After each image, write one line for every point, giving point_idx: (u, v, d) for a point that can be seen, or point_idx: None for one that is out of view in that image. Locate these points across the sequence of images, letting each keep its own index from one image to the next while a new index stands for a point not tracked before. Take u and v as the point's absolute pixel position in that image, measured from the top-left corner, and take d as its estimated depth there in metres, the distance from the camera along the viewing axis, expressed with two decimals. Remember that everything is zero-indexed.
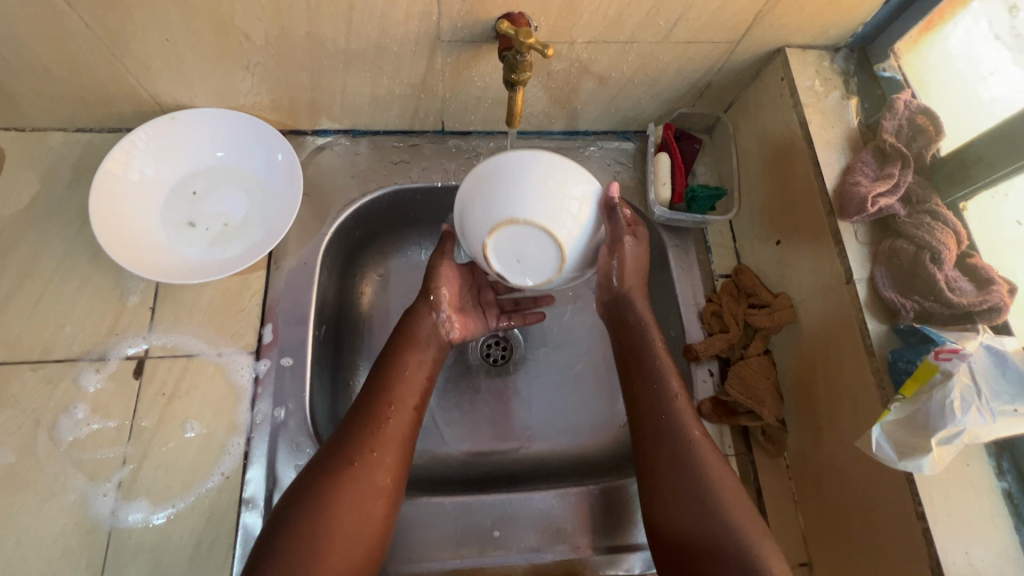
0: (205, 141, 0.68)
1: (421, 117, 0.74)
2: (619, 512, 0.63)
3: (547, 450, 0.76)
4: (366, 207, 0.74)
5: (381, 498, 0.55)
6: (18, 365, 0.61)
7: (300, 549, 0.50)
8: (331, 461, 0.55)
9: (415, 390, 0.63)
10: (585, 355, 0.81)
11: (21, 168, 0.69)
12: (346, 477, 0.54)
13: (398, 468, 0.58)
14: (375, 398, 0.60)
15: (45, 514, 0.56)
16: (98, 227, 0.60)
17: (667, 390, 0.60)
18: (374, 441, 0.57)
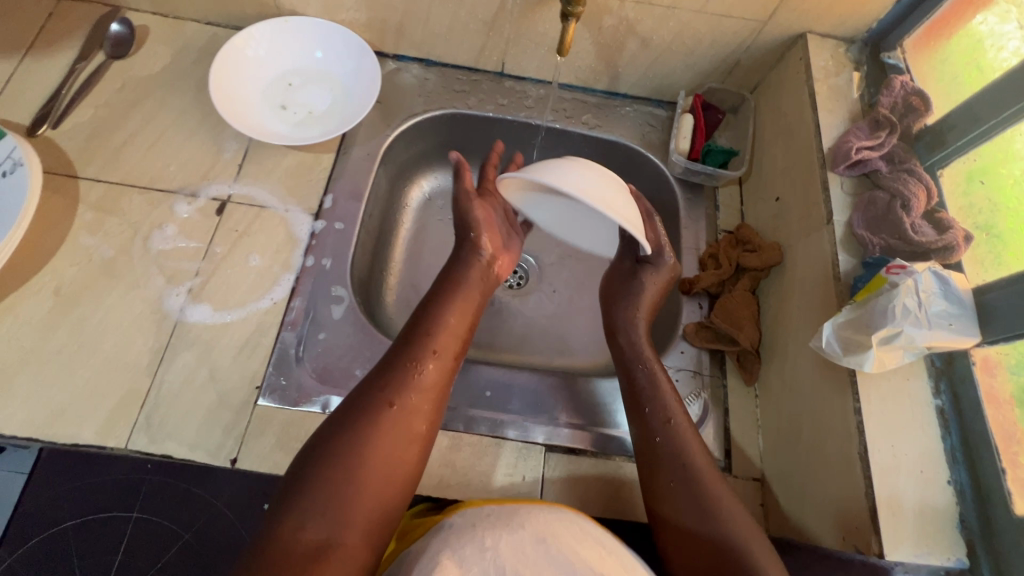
0: (305, 43, 0.83)
1: (487, 55, 0.87)
2: (599, 406, 0.72)
3: (543, 361, 0.85)
4: (425, 122, 0.87)
5: (414, 448, 0.56)
6: (129, 187, 0.74)
7: (332, 483, 0.51)
8: (372, 402, 0.56)
9: (456, 339, 0.64)
10: (591, 291, 0.91)
11: (159, 44, 0.84)
12: (385, 421, 0.55)
13: (433, 415, 0.59)
14: (419, 343, 0.62)
15: (129, 301, 0.68)
16: (214, 87, 0.76)
17: (665, 406, 0.64)
18: (412, 386, 0.58)
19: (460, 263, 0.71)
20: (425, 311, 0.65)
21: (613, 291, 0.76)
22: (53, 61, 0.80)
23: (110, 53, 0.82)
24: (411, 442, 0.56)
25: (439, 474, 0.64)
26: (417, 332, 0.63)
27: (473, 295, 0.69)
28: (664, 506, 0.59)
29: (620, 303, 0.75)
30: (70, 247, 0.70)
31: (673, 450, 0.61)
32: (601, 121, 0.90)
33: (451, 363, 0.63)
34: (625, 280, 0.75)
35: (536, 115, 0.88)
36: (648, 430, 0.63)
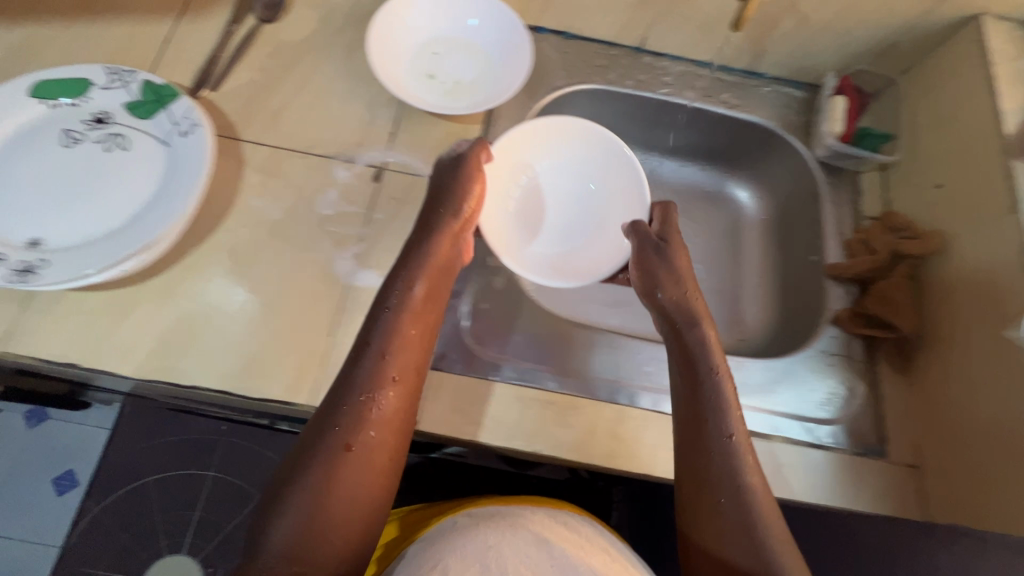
0: (455, 15, 0.83)
1: (631, 28, 0.85)
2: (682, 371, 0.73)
3: None
4: (566, 97, 0.86)
5: (382, 480, 0.55)
6: (291, 151, 0.75)
7: (306, 525, 0.50)
8: (328, 449, 0.54)
9: (417, 354, 0.61)
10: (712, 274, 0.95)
11: (306, 9, 0.84)
12: (351, 462, 0.54)
13: (400, 443, 0.57)
14: (379, 370, 0.58)
15: (300, 263, 0.69)
16: (372, 52, 0.77)
17: (722, 421, 0.59)
18: (368, 419, 0.56)
19: (425, 245, 0.66)
20: (375, 330, 0.61)
21: (656, 269, 0.72)
22: (207, 23, 0.81)
23: (262, 17, 0.82)
24: (377, 476, 0.55)
25: (609, 446, 0.64)
26: (382, 357, 0.59)
27: (431, 294, 0.65)
28: (692, 527, 0.56)
29: (660, 288, 0.72)
30: (242, 209, 0.71)
31: (725, 462, 0.57)
32: (741, 101, 0.88)
33: (415, 378, 0.60)
34: (660, 257, 0.73)
35: (675, 93, 0.87)
36: (704, 439, 0.59)
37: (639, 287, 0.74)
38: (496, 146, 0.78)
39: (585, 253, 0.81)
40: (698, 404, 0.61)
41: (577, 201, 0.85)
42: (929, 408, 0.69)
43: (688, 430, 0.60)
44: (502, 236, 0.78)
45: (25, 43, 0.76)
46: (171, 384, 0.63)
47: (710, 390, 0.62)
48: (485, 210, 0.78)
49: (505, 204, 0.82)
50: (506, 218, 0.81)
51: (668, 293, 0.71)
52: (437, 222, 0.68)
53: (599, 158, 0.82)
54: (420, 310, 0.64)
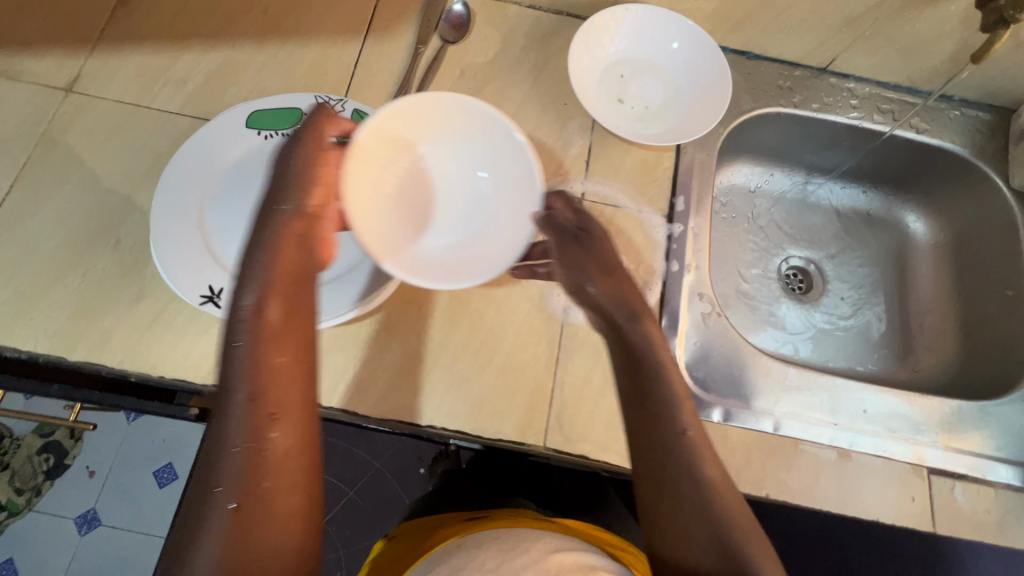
0: (641, 35, 0.80)
1: (823, 50, 0.82)
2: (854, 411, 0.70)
3: (842, 365, 0.89)
4: (749, 120, 0.84)
5: (298, 531, 0.45)
6: None
7: None
8: (193, 505, 0.43)
9: (296, 384, 0.48)
10: (877, 297, 0.93)
11: (488, 28, 0.82)
12: (229, 531, 0.42)
13: (305, 483, 0.46)
14: (248, 412, 0.45)
15: (514, 298, 0.69)
16: (571, 79, 0.75)
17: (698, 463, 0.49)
18: (257, 471, 0.44)
19: (260, 254, 0.52)
20: (237, 364, 0.47)
21: (585, 258, 0.62)
22: (393, 46, 0.80)
23: (445, 37, 0.80)
24: (283, 526, 0.44)
25: (835, 490, 0.65)
26: (240, 397, 0.46)
27: (294, 310, 0.51)
28: (654, 538, 0.49)
29: (586, 280, 0.61)
30: None
31: (681, 459, 0.50)
32: (930, 125, 0.85)
33: (305, 410, 0.48)
34: (579, 247, 0.62)
35: (862, 116, 0.85)
36: (652, 438, 0.51)
37: (566, 282, 0.63)
38: (363, 131, 0.59)
39: (481, 242, 0.64)
40: (643, 402, 0.53)
41: (461, 201, 0.68)
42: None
43: (642, 431, 0.52)
44: (408, 258, 0.61)
45: (220, 69, 0.76)
46: (407, 423, 0.63)
47: (653, 381, 0.54)
48: (359, 206, 0.58)
49: (387, 207, 0.63)
50: (386, 220, 0.62)
51: (599, 286, 0.61)
52: (269, 211, 0.55)
53: (472, 151, 0.66)
54: (284, 331, 0.49)
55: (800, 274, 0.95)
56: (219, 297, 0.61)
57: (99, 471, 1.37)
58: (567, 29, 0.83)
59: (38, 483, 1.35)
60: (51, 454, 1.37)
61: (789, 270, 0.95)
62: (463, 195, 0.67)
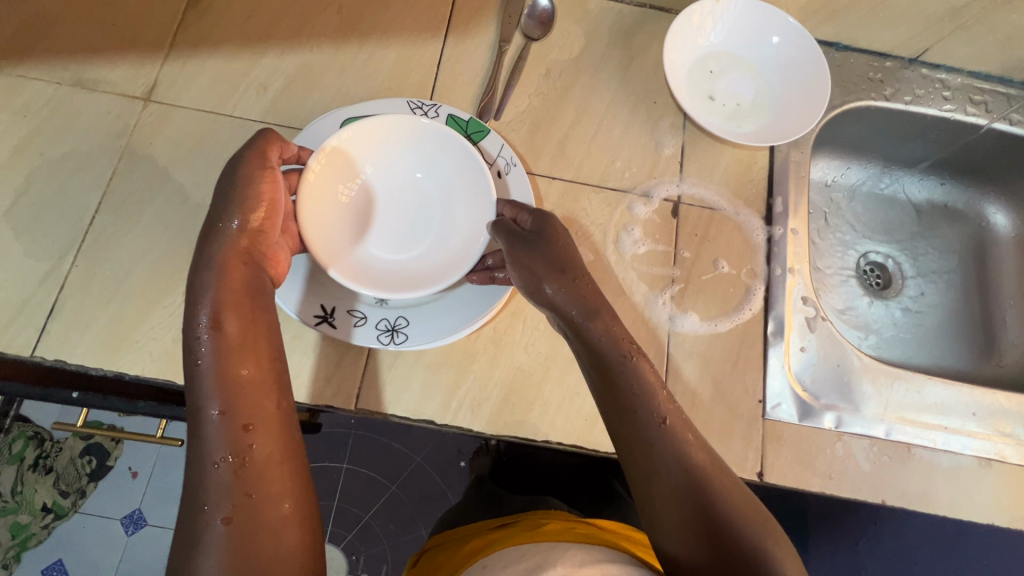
0: (732, 28, 0.77)
1: (917, 40, 0.80)
2: (954, 409, 0.69)
3: (929, 363, 0.87)
4: (839, 114, 0.82)
5: (295, 536, 0.46)
6: (585, 186, 0.72)
7: None
8: (194, 527, 0.44)
9: (268, 391, 0.50)
10: (958, 294, 0.92)
11: (570, 23, 0.79)
12: (233, 539, 0.44)
13: (291, 483, 0.47)
14: (222, 427, 0.47)
15: (619, 307, 0.68)
16: (667, 75, 0.73)
17: (685, 455, 0.52)
18: (246, 480, 0.46)
19: (201, 266, 0.51)
20: (204, 385, 0.48)
21: (534, 256, 0.58)
22: (476, 45, 0.77)
23: (529, 33, 0.77)
24: (278, 527, 0.45)
25: (951, 496, 0.65)
26: (211, 414, 0.47)
27: (251, 322, 0.51)
28: (654, 526, 0.51)
29: (546, 281, 0.58)
30: None
31: (668, 452, 0.52)
32: None
33: (278, 414, 0.49)
34: (538, 246, 0.59)
35: (954, 108, 0.82)
36: (636, 436, 0.53)
37: (521, 285, 0.59)
38: (316, 157, 0.58)
39: (436, 257, 0.63)
40: (620, 403, 0.54)
41: (404, 209, 0.65)
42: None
43: (623, 429, 0.54)
44: (372, 275, 0.60)
45: (300, 72, 0.73)
46: (522, 439, 0.62)
47: (630, 377, 0.55)
48: (322, 239, 0.59)
49: (345, 226, 0.62)
50: (351, 248, 0.62)
51: (556, 287, 0.58)
52: (211, 229, 0.53)
53: (423, 155, 0.64)
54: (243, 346, 0.50)
55: (876, 269, 0.94)
56: (332, 316, 0.60)
57: (143, 472, 1.17)
58: (651, 23, 0.80)
59: (82, 484, 1.16)
60: (93, 455, 1.17)
61: (866, 266, 0.93)
62: (413, 200, 0.65)
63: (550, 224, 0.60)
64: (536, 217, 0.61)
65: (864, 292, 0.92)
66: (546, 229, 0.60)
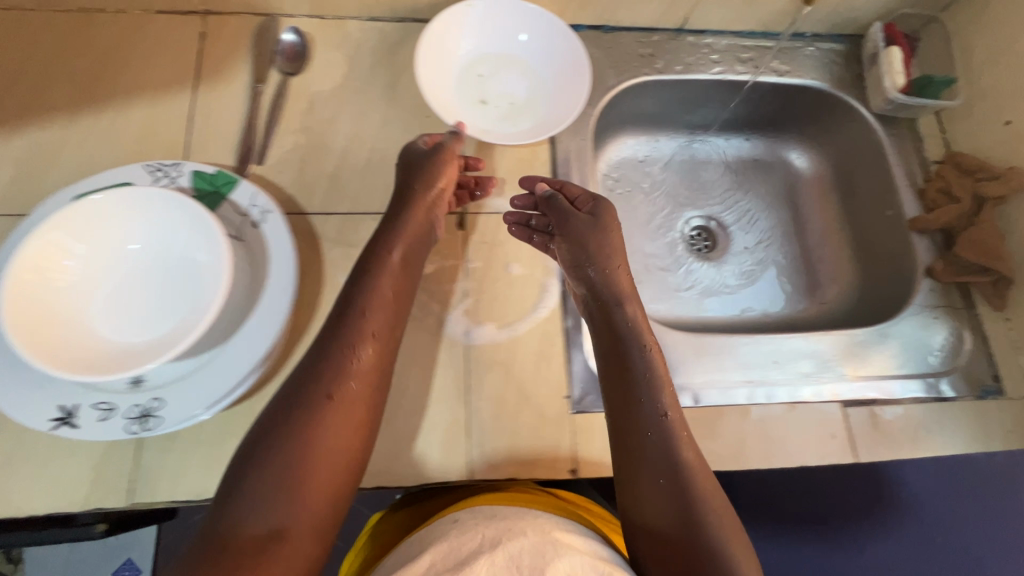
0: (493, 28, 0.77)
1: (672, 12, 0.82)
2: (756, 363, 0.72)
3: (758, 315, 0.90)
4: (619, 95, 0.83)
5: (344, 463, 0.53)
6: (363, 215, 0.70)
7: (291, 472, 0.50)
8: (308, 394, 0.53)
9: (387, 308, 0.60)
10: (778, 243, 0.95)
11: (329, 51, 0.77)
12: (324, 415, 0.52)
13: (347, 472, 0.53)
14: (353, 325, 0.57)
15: (411, 333, 0.66)
16: (424, 86, 0.71)
17: (656, 402, 0.59)
18: (347, 372, 0.55)
19: (402, 215, 0.64)
20: (364, 281, 0.60)
21: (581, 237, 0.67)
22: (230, 89, 0.73)
23: (285, 68, 0.75)
24: (348, 438, 0.53)
25: (763, 451, 0.65)
26: (356, 312, 0.58)
27: (408, 257, 0.63)
28: (633, 500, 0.56)
29: (589, 264, 0.66)
30: (332, 288, 0.67)
31: (661, 445, 0.57)
32: (791, 66, 0.87)
33: (366, 404, 0.55)
34: (597, 232, 0.67)
35: (725, 70, 0.85)
36: (629, 398, 0.60)
37: (565, 258, 0.67)
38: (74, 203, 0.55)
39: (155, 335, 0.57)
40: (631, 372, 0.61)
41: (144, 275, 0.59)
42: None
43: (616, 385, 0.61)
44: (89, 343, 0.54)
45: (36, 152, 0.68)
46: None
47: (641, 358, 0.61)
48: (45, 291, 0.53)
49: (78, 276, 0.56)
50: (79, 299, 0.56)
51: (598, 271, 0.66)
52: (422, 190, 0.65)
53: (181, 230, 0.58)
54: (400, 268, 0.63)
55: (703, 233, 0.96)
56: (74, 415, 0.54)
57: None
58: (414, 35, 0.79)
59: None
60: None
61: (692, 231, 0.95)
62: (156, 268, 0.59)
63: (609, 211, 0.69)
64: (603, 207, 0.69)
65: (691, 262, 0.93)
66: (607, 217, 0.68)
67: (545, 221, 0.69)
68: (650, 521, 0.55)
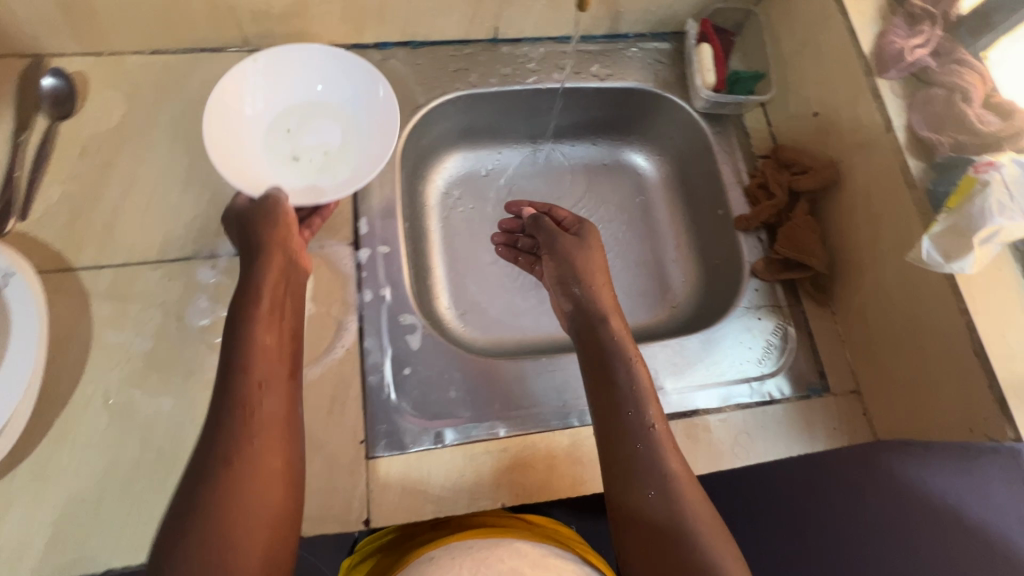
0: (293, 76, 0.71)
1: (478, 23, 0.79)
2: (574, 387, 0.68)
3: None
4: (431, 113, 0.79)
5: (281, 491, 0.49)
6: (140, 265, 0.66)
7: (219, 520, 0.45)
8: (224, 429, 0.49)
9: (275, 325, 0.55)
10: (633, 247, 0.88)
11: (105, 90, 0.72)
12: (246, 441, 0.49)
13: (290, 494, 0.49)
14: (241, 347, 0.53)
15: (192, 390, 0.62)
16: (218, 152, 0.65)
17: (641, 411, 0.58)
18: (253, 395, 0.51)
19: (257, 235, 0.60)
20: (251, 298, 0.55)
21: (568, 254, 0.70)
22: None
23: (53, 112, 0.69)
24: (279, 462, 0.49)
25: (572, 475, 0.63)
26: (247, 332, 0.54)
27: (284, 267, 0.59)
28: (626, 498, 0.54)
29: (574, 282, 0.69)
30: (101, 350, 0.62)
31: (650, 456, 0.56)
32: (613, 69, 0.84)
33: (285, 441, 0.51)
34: (581, 252, 0.69)
35: (544, 77, 0.82)
36: (610, 391, 0.60)
37: (553, 276, 0.71)
38: None
39: None
40: (614, 385, 0.60)
41: None
42: (866, 318, 0.69)
43: (601, 382, 0.61)
44: None
45: None
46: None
47: (622, 369, 0.61)
48: None
49: None
50: None
51: (583, 287, 0.68)
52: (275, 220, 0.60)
53: None
54: (281, 276, 0.59)
55: None
56: None
57: None
58: (202, 67, 0.75)
59: None
60: None
61: None
62: None
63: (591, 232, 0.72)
64: (587, 227, 0.72)
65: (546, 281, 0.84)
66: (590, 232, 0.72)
67: (529, 243, 0.79)
68: (639, 519, 0.53)
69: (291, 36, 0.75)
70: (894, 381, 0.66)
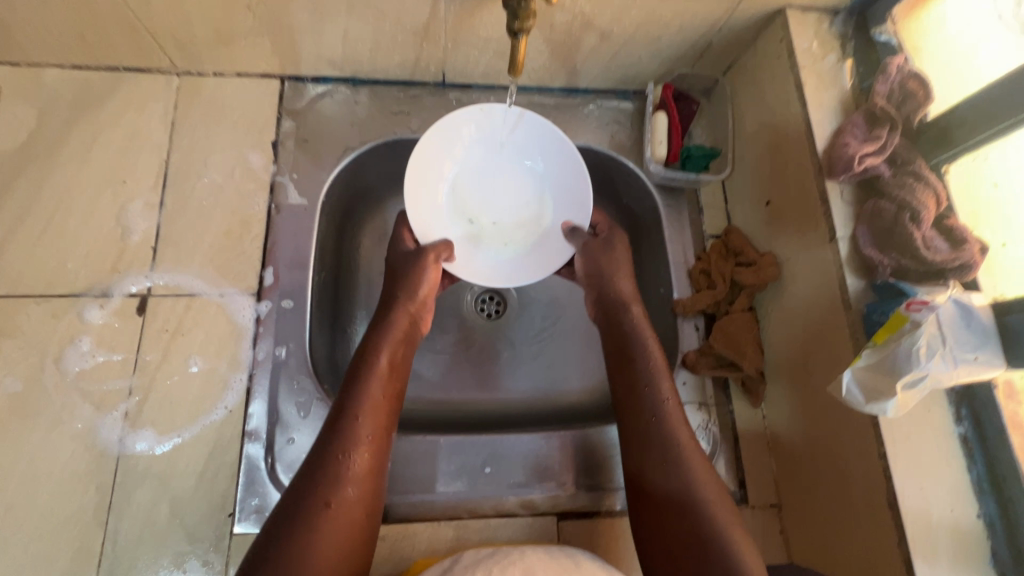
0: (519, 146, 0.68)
1: (423, 66, 0.74)
2: (474, 470, 0.65)
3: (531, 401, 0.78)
4: (365, 156, 0.74)
5: (363, 497, 0.49)
6: (22, 298, 0.62)
7: (308, 524, 0.45)
8: (339, 433, 0.50)
9: (396, 352, 0.58)
10: (574, 316, 0.83)
11: (17, 103, 0.68)
12: (352, 440, 0.50)
13: (364, 529, 0.48)
14: (361, 366, 0.56)
15: (56, 442, 0.58)
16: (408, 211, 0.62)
17: (672, 436, 0.53)
18: (359, 407, 0.52)
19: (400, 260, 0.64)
20: (385, 331, 0.59)
21: (597, 260, 0.64)
22: None
23: None
24: (366, 472, 0.49)
25: None
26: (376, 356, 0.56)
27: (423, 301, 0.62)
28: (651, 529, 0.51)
29: (605, 285, 0.64)
30: None
31: (679, 484, 0.50)
32: (567, 126, 0.79)
33: (381, 455, 0.52)
34: (605, 250, 0.65)
35: None
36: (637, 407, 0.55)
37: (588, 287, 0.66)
38: None
39: None
40: (633, 380, 0.57)
41: None
42: (793, 432, 0.64)
43: (629, 400, 0.56)
44: None
45: None
46: None
47: (642, 356, 0.58)
48: None
49: None
50: None
51: (622, 284, 0.63)
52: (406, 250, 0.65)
53: None
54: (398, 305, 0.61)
55: (495, 295, 0.83)
56: None
57: None
58: (126, 88, 0.71)
59: None
60: None
61: (480, 293, 0.83)
62: None
63: (613, 235, 0.66)
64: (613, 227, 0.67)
65: (479, 341, 0.81)
66: (613, 232, 0.67)
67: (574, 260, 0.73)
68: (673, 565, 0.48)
69: (221, 63, 0.71)
70: (810, 510, 0.61)
